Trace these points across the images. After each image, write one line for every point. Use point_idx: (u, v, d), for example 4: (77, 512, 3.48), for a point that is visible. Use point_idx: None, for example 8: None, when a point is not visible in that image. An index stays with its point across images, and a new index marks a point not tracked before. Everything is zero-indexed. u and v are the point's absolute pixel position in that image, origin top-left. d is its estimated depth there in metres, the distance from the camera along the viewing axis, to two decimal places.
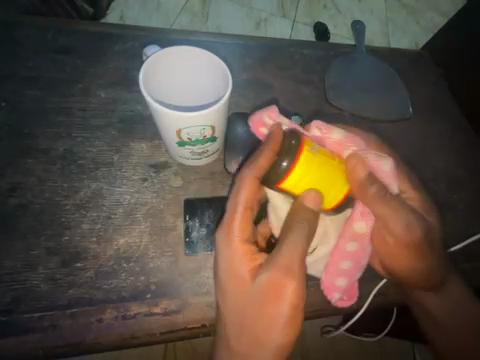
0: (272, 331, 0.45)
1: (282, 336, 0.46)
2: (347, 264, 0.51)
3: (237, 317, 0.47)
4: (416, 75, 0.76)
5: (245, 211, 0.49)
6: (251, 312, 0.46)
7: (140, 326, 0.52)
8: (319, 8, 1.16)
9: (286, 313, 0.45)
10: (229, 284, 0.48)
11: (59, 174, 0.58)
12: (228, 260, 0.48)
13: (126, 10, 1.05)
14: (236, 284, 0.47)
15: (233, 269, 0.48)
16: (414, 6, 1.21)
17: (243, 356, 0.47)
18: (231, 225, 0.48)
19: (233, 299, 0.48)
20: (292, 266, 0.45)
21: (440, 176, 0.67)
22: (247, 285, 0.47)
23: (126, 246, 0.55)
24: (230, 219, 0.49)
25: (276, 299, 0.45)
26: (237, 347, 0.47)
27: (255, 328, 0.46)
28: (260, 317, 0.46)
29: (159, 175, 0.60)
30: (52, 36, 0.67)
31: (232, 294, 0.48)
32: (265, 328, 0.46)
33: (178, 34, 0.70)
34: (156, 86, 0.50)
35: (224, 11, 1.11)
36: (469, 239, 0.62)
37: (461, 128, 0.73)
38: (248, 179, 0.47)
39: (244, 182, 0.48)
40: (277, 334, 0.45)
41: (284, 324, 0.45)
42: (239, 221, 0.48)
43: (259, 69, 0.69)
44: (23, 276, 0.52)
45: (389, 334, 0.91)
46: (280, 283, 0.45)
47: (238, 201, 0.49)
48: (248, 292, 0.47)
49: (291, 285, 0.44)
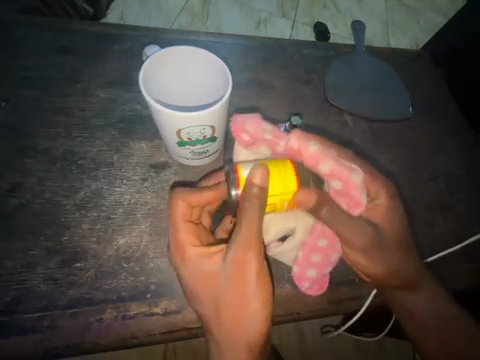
0: (244, 307, 0.46)
1: (259, 299, 0.46)
2: (317, 256, 0.53)
3: (211, 306, 0.47)
4: (415, 75, 0.76)
5: (186, 223, 0.50)
6: (226, 299, 0.46)
7: (140, 326, 0.52)
8: (319, 8, 1.16)
9: (253, 287, 0.45)
10: (193, 283, 0.48)
11: (59, 174, 0.58)
12: (186, 264, 0.48)
13: (126, 10, 1.05)
14: (201, 281, 0.47)
15: (196, 270, 0.47)
16: (414, 6, 1.21)
17: (232, 337, 0.47)
18: (178, 241, 0.49)
19: (203, 296, 0.48)
20: (252, 244, 0.44)
21: (439, 176, 0.67)
22: (215, 274, 0.47)
23: (126, 246, 0.55)
24: (177, 240, 0.49)
25: (244, 269, 0.45)
26: (220, 333, 0.47)
27: (228, 311, 0.46)
28: (234, 296, 0.46)
29: (159, 175, 0.60)
30: (52, 36, 0.67)
31: (198, 292, 0.48)
32: (243, 304, 0.46)
33: (178, 34, 0.70)
34: (156, 86, 0.50)
35: (224, 11, 1.11)
36: (469, 239, 0.63)
37: (460, 128, 0.73)
38: (178, 201, 0.49)
39: (175, 203, 0.49)
40: (253, 303, 0.45)
41: (254, 296, 0.45)
42: (183, 231, 0.49)
43: (259, 69, 0.69)
44: (23, 276, 0.52)
45: (389, 334, 0.91)
46: (245, 259, 0.44)
47: (178, 216, 0.49)
48: (217, 278, 0.47)
49: (253, 255, 0.44)
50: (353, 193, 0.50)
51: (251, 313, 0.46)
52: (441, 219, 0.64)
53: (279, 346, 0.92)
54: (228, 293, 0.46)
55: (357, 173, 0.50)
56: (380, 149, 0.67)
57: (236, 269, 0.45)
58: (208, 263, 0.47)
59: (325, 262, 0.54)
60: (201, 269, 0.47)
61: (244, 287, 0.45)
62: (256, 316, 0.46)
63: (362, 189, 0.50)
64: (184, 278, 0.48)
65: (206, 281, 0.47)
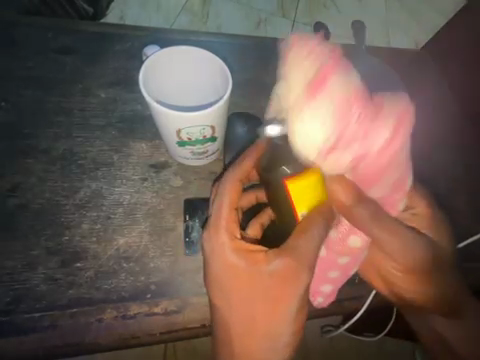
0: (278, 318, 0.49)
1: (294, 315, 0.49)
2: (335, 271, 0.54)
3: (242, 308, 0.49)
4: (417, 74, 0.75)
5: (232, 211, 0.49)
6: (260, 306, 0.49)
7: (140, 326, 0.52)
8: (319, 8, 1.16)
9: (292, 301, 0.48)
10: (227, 281, 0.48)
11: (59, 174, 0.58)
12: (222, 258, 0.48)
13: (126, 10, 1.05)
14: (234, 279, 0.48)
15: (232, 264, 0.48)
16: (415, 6, 1.21)
17: (249, 336, 0.50)
18: (218, 228, 0.48)
19: (231, 294, 0.49)
20: (303, 261, 0.47)
21: (441, 175, 0.67)
22: (251, 278, 0.48)
23: (126, 246, 0.55)
24: (216, 223, 0.49)
25: (287, 282, 0.47)
26: (242, 339, 0.50)
27: (260, 319, 0.49)
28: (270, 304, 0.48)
29: (159, 174, 0.60)
30: (52, 35, 0.67)
31: (232, 289, 0.49)
32: (274, 313, 0.49)
33: (178, 34, 0.70)
34: (156, 86, 0.51)
35: (225, 11, 1.11)
36: (470, 238, 0.62)
37: (461, 128, 0.72)
38: (234, 184, 0.49)
39: (227, 186, 0.49)
40: (287, 316, 0.49)
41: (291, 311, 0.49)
42: (227, 221, 0.48)
43: (259, 69, 0.69)
44: (24, 276, 0.52)
45: (389, 334, 0.91)
46: (292, 272, 0.47)
47: (224, 205, 0.48)
48: (253, 283, 0.48)
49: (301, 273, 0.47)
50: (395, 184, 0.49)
51: (285, 325, 0.49)
52: None
53: None
54: (263, 299, 0.48)
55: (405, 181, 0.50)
56: None
57: (279, 282, 0.47)
58: (244, 262, 0.48)
59: (343, 276, 0.55)
60: (239, 268, 0.48)
61: (285, 300, 0.48)
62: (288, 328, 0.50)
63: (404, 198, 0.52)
64: (217, 268, 0.49)
65: (244, 283, 0.48)
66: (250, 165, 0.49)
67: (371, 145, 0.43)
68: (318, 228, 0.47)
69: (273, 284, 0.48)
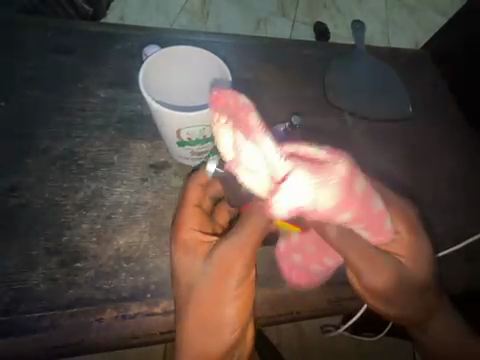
0: (223, 307, 0.47)
1: (235, 311, 0.48)
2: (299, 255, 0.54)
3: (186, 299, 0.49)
4: (417, 75, 0.75)
5: (194, 209, 0.52)
6: (204, 298, 0.48)
7: (140, 326, 0.52)
8: (319, 8, 1.16)
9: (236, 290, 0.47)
10: (179, 272, 0.50)
11: (59, 174, 0.58)
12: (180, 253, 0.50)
13: (125, 10, 1.05)
14: (188, 271, 0.49)
15: (187, 256, 0.50)
16: (415, 5, 1.21)
17: (200, 332, 0.49)
18: (181, 224, 0.51)
19: (180, 287, 0.50)
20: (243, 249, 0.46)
21: (440, 176, 0.67)
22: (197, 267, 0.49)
23: (126, 246, 0.55)
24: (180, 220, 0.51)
25: (226, 272, 0.47)
26: (190, 333, 0.49)
27: (204, 310, 0.48)
28: (210, 297, 0.47)
29: (159, 174, 0.60)
30: (51, 35, 0.67)
31: (180, 280, 0.50)
32: (216, 307, 0.48)
33: (178, 34, 0.70)
34: (158, 87, 0.52)
35: (225, 10, 1.10)
36: (469, 239, 0.63)
37: (461, 128, 0.73)
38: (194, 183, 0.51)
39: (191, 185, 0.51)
40: (231, 305, 0.47)
41: (235, 300, 0.47)
42: (189, 214, 0.51)
43: (259, 69, 0.69)
44: (23, 276, 0.52)
45: (389, 334, 0.91)
46: (231, 261, 0.46)
47: (186, 201, 0.51)
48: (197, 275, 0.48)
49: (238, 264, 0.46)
50: (382, 221, 0.48)
51: (229, 315, 0.48)
52: (440, 220, 0.64)
53: (279, 347, 0.92)
54: (205, 289, 0.48)
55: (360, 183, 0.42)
56: (380, 148, 0.67)
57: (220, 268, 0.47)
58: (196, 252, 0.50)
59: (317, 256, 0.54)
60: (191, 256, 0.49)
61: (228, 290, 0.47)
62: (232, 319, 0.48)
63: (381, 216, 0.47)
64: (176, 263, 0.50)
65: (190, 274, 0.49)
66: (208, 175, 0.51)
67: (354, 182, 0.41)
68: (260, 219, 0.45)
69: (219, 272, 0.47)
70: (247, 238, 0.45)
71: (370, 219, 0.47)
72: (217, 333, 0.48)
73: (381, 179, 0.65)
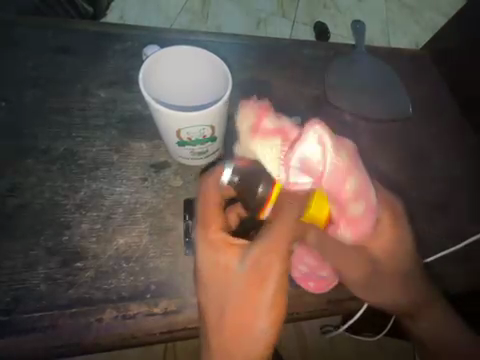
0: (260, 310, 0.45)
1: (273, 314, 0.45)
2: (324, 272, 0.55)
3: (219, 301, 0.46)
4: (417, 75, 0.75)
5: (218, 208, 0.47)
6: (239, 299, 0.45)
7: (140, 326, 0.52)
8: (319, 8, 1.16)
9: (273, 291, 0.44)
10: (209, 275, 0.46)
11: (59, 174, 0.58)
12: (207, 256, 0.46)
13: (125, 10, 1.05)
14: (217, 274, 0.46)
15: (214, 260, 0.46)
16: (415, 6, 1.21)
17: (234, 336, 0.46)
18: (202, 218, 0.47)
19: (211, 287, 0.46)
20: (280, 248, 0.43)
21: (440, 176, 0.67)
22: (227, 271, 0.45)
23: (126, 246, 0.55)
24: (201, 218, 0.47)
25: (263, 273, 0.44)
26: (223, 335, 0.46)
27: (238, 314, 0.45)
28: (247, 302, 0.45)
29: (159, 174, 0.60)
30: (51, 35, 0.67)
31: (211, 282, 0.46)
32: (255, 312, 0.45)
33: (178, 34, 0.70)
34: (158, 86, 0.51)
35: (225, 10, 1.10)
36: (469, 239, 0.63)
37: (461, 129, 0.73)
38: (213, 189, 0.47)
39: (208, 184, 0.48)
40: (269, 308, 0.45)
41: (273, 302, 0.45)
42: (207, 215, 0.47)
43: (259, 69, 0.69)
44: (23, 276, 0.52)
45: (389, 334, 0.91)
46: (269, 260, 0.43)
47: (207, 203, 0.47)
48: (228, 278, 0.45)
49: (276, 265, 0.43)
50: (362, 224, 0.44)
51: (266, 319, 0.45)
52: (440, 219, 0.64)
53: (280, 347, 0.92)
54: (239, 291, 0.45)
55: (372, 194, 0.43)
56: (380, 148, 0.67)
57: (257, 268, 0.44)
58: (223, 257, 0.45)
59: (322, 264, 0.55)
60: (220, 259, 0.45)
61: (266, 291, 0.44)
62: (269, 322, 0.45)
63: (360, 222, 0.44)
64: (204, 266, 0.46)
65: (221, 275, 0.45)
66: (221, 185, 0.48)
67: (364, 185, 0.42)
68: (291, 207, 0.43)
69: (257, 271, 0.44)
70: (281, 234, 0.43)
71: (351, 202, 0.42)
72: (253, 337, 0.45)
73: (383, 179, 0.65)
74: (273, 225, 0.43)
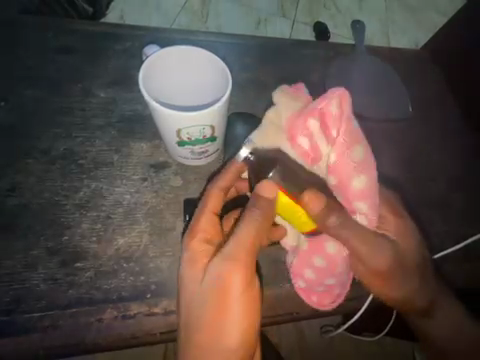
0: (228, 313, 0.44)
1: (241, 324, 0.44)
2: (316, 267, 0.51)
3: (190, 312, 0.46)
4: (417, 75, 0.75)
5: (212, 216, 0.49)
6: (205, 306, 0.44)
7: (140, 326, 0.52)
8: (319, 8, 1.16)
9: (239, 293, 0.44)
10: (182, 286, 0.47)
11: (59, 174, 0.58)
12: (183, 266, 0.47)
13: (125, 10, 1.05)
14: (188, 283, 0.46)
15: (185, 273, 0.47)
16: (415, 5, 1.21)
17: (206, 344, 0.44)
18: (192, 230, 0.49)
19: (183, 299, 0.47)
20: (248, 250, 0.44)
21: (440, 176, 0.67)
22: (195, 284, 0.46)
23: (126, 246, 0.55)
24: (193, 228, 0.49)
25: (229, 278, 0.43)
26: (195, 344, 0.45)
27: (208, 320, 0.44)
28: (210, 319, 0.44)
29: (159, 174, 0.60)
30: (51, 35, 0.67)
31: (184, 293, 0.47)
32: (220, 330, 0.44)
33: (178, 34, 0.70)
34: (157, 86, 0.51)
35: (224, 10, 1.10)
36: (469, 238, 0.63)
37: (461, 128, 0.73)
38: (216, 190, 0.49)
39: (212, 195, 0.49)
40: (237, 309, 0.44)
41: (240, 303, 0.44)
42: (205, 222, 0.49)
43: (259, 69, 0.69)
44: (23, 276, 0.52)
45: (389, 334, 0.91)
46: (232, 261, 0.43)
47: (205, 209, 0.49)
48: (197, 287, 0.45)
49: (240, 268, 0.43)
50: (358, 201, 0.45)
51: (235, 322, 0.44)
52: (440, 219, 0.64)
53: (279, 346, 0.92)
54: (206, 298, 0.44)
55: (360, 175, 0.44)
56: (380, 148, 0.67)
57: (226, 272, 0.43)
58: (198, 265, 0.46)
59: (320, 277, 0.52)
60: (193, 270, 0.46)
61: (231, 294, 0.43)
62: (239, 325, 0.44)
63: (364, 198, 0.45)
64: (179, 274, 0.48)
65: (192, 286, 0.46)
66: (226, 183, 0.49)
67: (346, 160, 0.44)
68: (256, 213, 0.45)
69: (224, 275, 0.43)
70: (246, 237, 0.44)
71: (354, 174, 0.44)
72: (222, 344, 0.44)
73: (384, 177, 0.65)
74: (240, 228, 0.44)
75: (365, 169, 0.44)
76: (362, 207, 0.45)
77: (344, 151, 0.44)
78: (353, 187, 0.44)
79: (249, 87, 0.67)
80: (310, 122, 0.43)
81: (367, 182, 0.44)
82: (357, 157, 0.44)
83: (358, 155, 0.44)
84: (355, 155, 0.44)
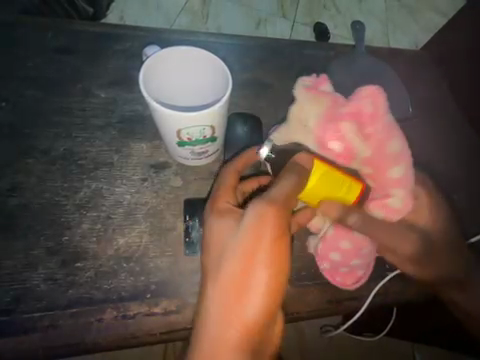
0: (255, 272, 0.41)
1: (267, 288, 0.41)
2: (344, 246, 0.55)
3: (217, 263, 0.44)
4: (417, 75, 0.76)
5: (232, 188, 0.50)
6: (233, 258, 0.42)
7: (140, 326, 0.52)
8: (319, 8, 1.16)
9: (268, 251, 0.41)
10: (210, 241, 0.46)
11: (59, 174, 0.59)
12: (213, 223, 0.46)
13: (125, 10, 1.05)
14: (217, 237, 0.45)
15: (215, 226, 0.46)
16: (415, 6, 1.21)
17: (226, 300, 0.42)
18: (217, 197, 0.49)
19: (211, 252, 0.45)
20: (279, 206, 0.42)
21: (440, 176, 0.67)
22: (228, 232, 0.44)
23: (126, 246, 0.55)
24: (216, 196, 0.49)
25: (261, 229, 0.41)
26: (216, 300, 0.43)
27: (233, 275, 0.42)
28: (237, 272, 0.42)
29: (159, 175, 0.60)
30: (51, 36, 0.67)
31: (210, 246, 0.45)
32: (249, 275, 0.41)
33: (178, 34, 0.70)
34: (157, 86, 0.51)
35: (225, 11, 1.10)
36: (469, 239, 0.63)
37: (461, 128, 0.73)
38: (232, 169, 0.51)
39: (228, 171, 0.51)
40: (263, 269, 0.41)
41: (269, 263, 0.41)
42: (224, 191, 0.50)
43: (259, 69, 0.69)
44: (23, 276, 0.52)
45: (389, 334, 0.91)
46: (266, 213, 0.41)
47: (225, 179, 0.51)
48: (225, 241, 0.44)
49: (272, 222, 0.41)
50: (395, 189, 0.49)
51: (260, 282, 0.41)
52: None
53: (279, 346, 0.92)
54: (234, 250, 0.42)
55: (397, 168, 0.47)
56: None
57: (258, 225, 0.41)
58: (227, 221, 0.45)
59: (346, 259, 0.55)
60: (223, 226, 0.45)
61: (261, 249, 0.41)
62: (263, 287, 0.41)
63: (399, 185, 0.49)
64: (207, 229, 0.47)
65: (220, 240, 0.45)
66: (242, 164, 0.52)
67: (385, 153, 0.46)
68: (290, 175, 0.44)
69: (256, 228, 0.41)
70: (282, 193, 0.43)
71: (391, 166, 0.47)
72: (244, 304, 0.42)
73: None
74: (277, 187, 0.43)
75: (401, 160, 0.47)
76: (398, 194, 0.49)
77: (384, 144, 0.45)
78: (390, 175, 0.48)
79: (250, 87, 0.68)
80: (343, 123, 0.42)
81: (402, 172, 0.48)
82: (395, 149, 0.46)
83: (396, 148, 0.46)
84: (394, 147, 0.46)
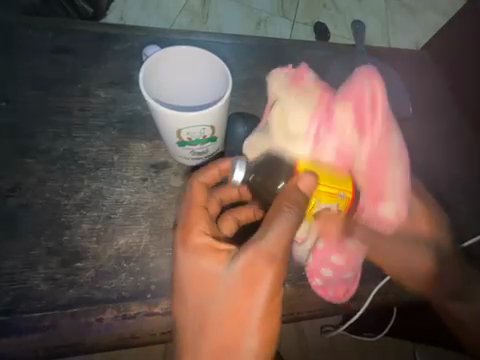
0: (248, 319, 0.44)
1: (260, 332, 0.44)
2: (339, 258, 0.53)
3: (204, 308, 0.45)
4: (417, 74, 0.75)
5: (200, 208, 0.49)
6: (225, 306, 0.44)
7: (140, 325, 0.52)
8: (319, 8, 1.16)
9: (263, 300, 0.44)
10: (191, 282, 0.46)
11: (59, 174, 0.59)
12: (190, 262, 0.46)
13: (125, 10, 1.05)
14: (201, 279, 0.46)
15: (195, 268, 0.46)
16: (415, 6, 1.21)
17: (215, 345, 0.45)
18: (188, 225, 0.48)
19: (192, 295, 0.46)
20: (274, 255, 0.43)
21: (440, 176, 0.67)
22: (213, 276, 0.45)
23: (126, 246, 0.55)
24: (186, 222, 0.48)
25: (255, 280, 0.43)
26: (205, 343, 0.45)
27: (226, 320, 0.44)
28: (229, 318, 0.44)
29: (159, 175, 0.60)
30: (51, 35, 0.67)
31: (191, 288, 0.46)
32: (241, 322, 0.44)
33: (178, 34, 0.70)
34: (157, 86, 0.51)
35: (225, 10, 1.10)
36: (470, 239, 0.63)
37: (461, 128, 0.73)
38: (197, 184, 0.51)
39: (195, 187, 0.51)
40: (256, 316, 0.44)
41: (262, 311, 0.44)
42: (193, 214, 0.49)
43: (259, 69, 0.69)
44: (24, 276, 0.52)
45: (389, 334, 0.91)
46: (261, 262, 0.43)
47: (192, 201, 0.50)
48: (214, 286, 0.45)
49: (269, 272, 0.43)
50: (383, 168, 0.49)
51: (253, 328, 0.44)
52: None
53: (279, 346, 0.92)
54: (228, 298, 0.44)
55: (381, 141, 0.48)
56: None
57: (252, 276, 0.43)
58: (211, 262, 0.45)
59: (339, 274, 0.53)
60: (208, 268, 0.45)
61: (255, 299, 0.44)
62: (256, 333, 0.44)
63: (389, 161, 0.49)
64: (183, 267, 0.46)
65: (206, 284, 0.45)
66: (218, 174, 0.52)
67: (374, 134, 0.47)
68: (288, 216, 0.43)
69: (249, 277, 0.43)
70: (278, 238, 0.43)
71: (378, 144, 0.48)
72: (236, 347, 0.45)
73: None
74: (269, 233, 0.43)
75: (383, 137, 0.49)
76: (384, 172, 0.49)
77: (376, 125, 0.47)
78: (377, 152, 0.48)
79: (250, 87, 0.68)
80: (342, 108, 0.45)
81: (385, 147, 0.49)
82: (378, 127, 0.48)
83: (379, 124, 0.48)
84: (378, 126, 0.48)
